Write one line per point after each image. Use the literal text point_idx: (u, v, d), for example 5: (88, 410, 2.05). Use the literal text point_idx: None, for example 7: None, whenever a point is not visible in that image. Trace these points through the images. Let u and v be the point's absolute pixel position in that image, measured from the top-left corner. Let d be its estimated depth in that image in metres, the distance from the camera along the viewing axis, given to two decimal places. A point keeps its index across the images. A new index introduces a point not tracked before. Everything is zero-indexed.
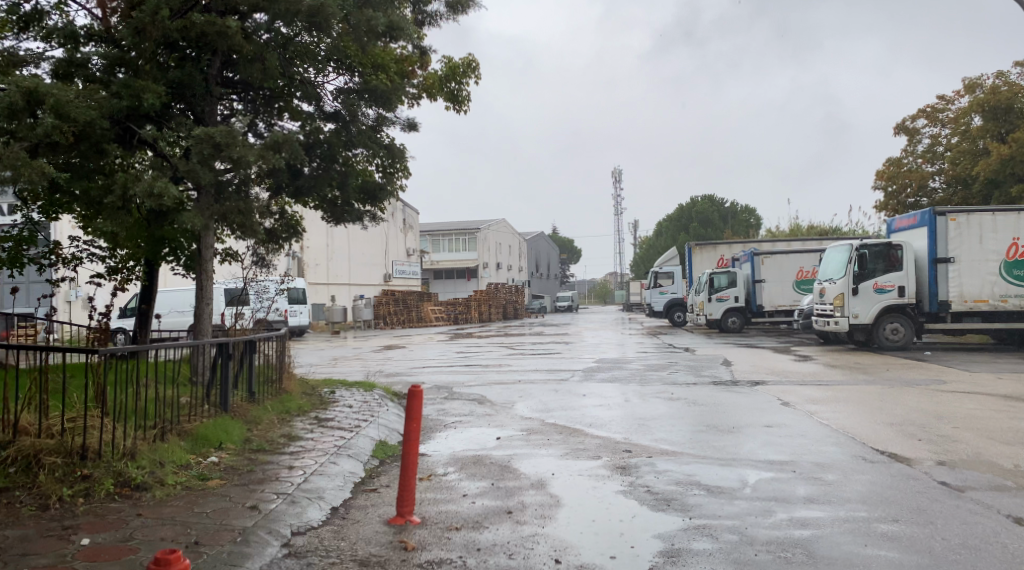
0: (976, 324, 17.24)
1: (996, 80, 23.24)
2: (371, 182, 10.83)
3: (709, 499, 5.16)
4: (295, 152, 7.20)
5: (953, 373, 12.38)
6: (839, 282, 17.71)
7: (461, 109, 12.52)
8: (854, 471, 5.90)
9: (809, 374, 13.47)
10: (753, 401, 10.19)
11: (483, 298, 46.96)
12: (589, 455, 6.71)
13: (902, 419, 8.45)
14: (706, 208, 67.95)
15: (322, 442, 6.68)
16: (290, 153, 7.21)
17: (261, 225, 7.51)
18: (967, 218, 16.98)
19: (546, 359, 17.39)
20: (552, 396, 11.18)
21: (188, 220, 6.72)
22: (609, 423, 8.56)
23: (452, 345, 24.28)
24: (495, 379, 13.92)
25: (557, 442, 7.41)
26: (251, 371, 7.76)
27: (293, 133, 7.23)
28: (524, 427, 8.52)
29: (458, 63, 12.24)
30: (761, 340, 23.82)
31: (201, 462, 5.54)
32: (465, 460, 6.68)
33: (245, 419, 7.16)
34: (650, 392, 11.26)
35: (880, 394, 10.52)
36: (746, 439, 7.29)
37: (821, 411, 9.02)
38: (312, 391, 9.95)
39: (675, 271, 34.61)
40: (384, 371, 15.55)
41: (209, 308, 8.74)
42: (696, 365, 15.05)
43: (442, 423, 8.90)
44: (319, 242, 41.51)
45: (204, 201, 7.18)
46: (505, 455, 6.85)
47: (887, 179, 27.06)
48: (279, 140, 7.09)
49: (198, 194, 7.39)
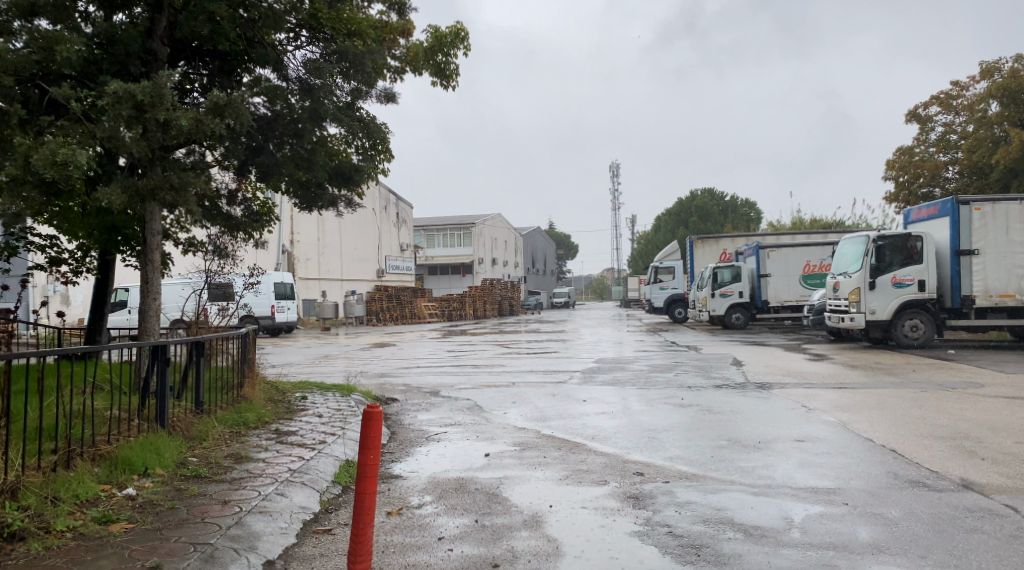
0: (1001, 321, 16.22)
1: (1016, 64, 22.28)
2: (344, 163, 9.76)
3: (749, 545, 4.10)
4: (243, 117, 6.10)
5: (987, 375, 11.35)
6: (855, 276, 16.67)
7: (450, 85, 11.46)
8: (920, 504, 4.84)
9: (828, 375, 12.45)
10: (773, 407, 9.14)
11: (478, 293, 45.95)
12: (594, 480, 5.64)
13: (949, 429, 7.41)
14: (705, 202, 66.95)
15: (273, 464, 5.56)
16: (235, 119, 6.10)
17: (203, 206, 6.34)
18: (992, 208, 15.93)
19: (543, 358, 16.30)
20: (550, 401, 10.11)
21: (106, 197, 5.60)
22: (615, 436, 7.50)
23: (446, 343, 23.24)
24: (488, 380, 12.86)
25: (555, 461, 6.35)
26: (200, 377, 6.66)
27: (240, 94, 6.12)
28: (518, 440, 7.44)
29: (446, 33, 11.15)
30: (768, 338, 22.80)
31: (113, 497, 4.47)
32: (446, 486, 5.62)
33: (186, 436, 6.05)
34: (659, 397, 10.20)
35: (914, 398, 9.49)
36: (777, 458, 6.21)
37: (854, 421, 7.97)
38: (279, 398, 8.82)
39: (676, 266, 33.57)
40: (368, 372, 14.46)
41: (157, 303, 7.60)
42: (704, 365, 13.99)
43: (424, 437, 7.83)
44: (310, 236, 40.38)
45: (134, 177, 6.07)
46: (494, 479, 5.78)
47: (898, 170, 26.02)
48: (221, 101, 5.96)
49: (129, 168, 6.29)
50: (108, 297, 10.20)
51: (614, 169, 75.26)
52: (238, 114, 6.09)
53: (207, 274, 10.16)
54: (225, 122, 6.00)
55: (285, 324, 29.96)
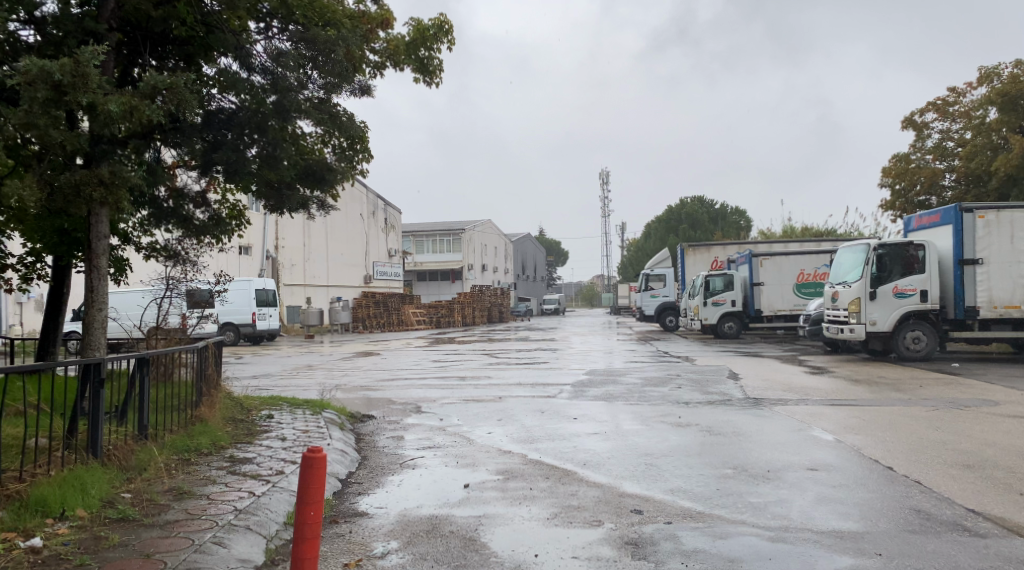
0: (1006, 333, 15.63)
1: (1016, 70, 21.81)
2: (315, 161, 9.11)
3: None
4: (186, 101, 5.61)
5: (999, 392, 10.73)
6: (855, 286, 16.06)
7: (434, 82, 10.79)
8: (965, 555, 4.18)
9: (830, 390, 11.83)
10: (778, 428, 8.49)
11: (466, 300, 45.24)
12: (586, 520, 4.95)
13: (974, 454, 6.78)
14: (695, 210, 66.42)
15: (217, 502, 4.82)
16: (176, 103, 5.63)
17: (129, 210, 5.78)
18: (996, 216, 15.39)
19: (530, 370, 15.58)
20: (537, 419, 9.42)
21: (12, 193, 4.80)
22: (608, 462, 6.82)
23: (432, 352, 22.54)
24: (471, 394, 12.15)
25: (542, 495, 5.66)
26: (145, 398, 5.93)
27: (182, 78, 5.64)
28: (501, 467, 6.74)
29: (429, 26, 10.50)
30: (763, 349, 22.20)
31: (12, 549, 3.76)
32: (418, 527, 4.92)
33: (125, 467, 5.31)
34: (654, 414, 9.52)
35: (926, 418, 8.86)
36: (791, 492, 5.54)
37: (868, 445, 7.31)
38: (241, 419, 8.12)
39: (667, 273, 32.94)
40: (345, 385, 13.70)
41: (104, 314, 6.83)
42: (699, 379, 13.31)
43: (398, 462, 7.12)
44: (295, 241, 39.59)
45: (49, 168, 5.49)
46: (472, 518, 5.08)
47: (894, 177, 25.51)
48: (157, 85, 5.49)
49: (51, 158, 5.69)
50: (64, 307, 9.42)
51: (604, 176, 74.88)
52: (180, 99, 5.61)
53: (168, 281, 9.45)
54: (163, 106, 5.55)
55: (266, 332, 29.15)
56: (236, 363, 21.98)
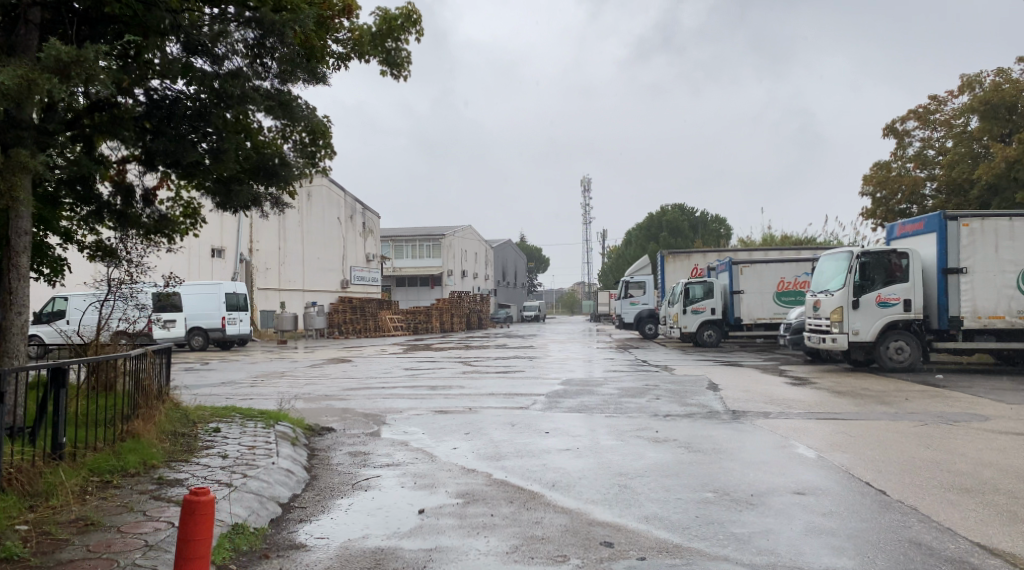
0: (990, 344, 15.28)
1: (998, 78, 21.64)
2: (269, 157, 8.54)
3: None
4: (97, 79, 5.11)
5: (988, 406, 10.32)
6: (837, 295, 15.67)
7: (402, 75, 10.22)
8: None
9: (813, 402, 11.36)
10: (760, 444, 7.98)
11: (445, 306, 44.58)
12: (549, 555, 4.40)
13: (970, 475, 6.31)
14: (676, 218, 66.24)
15: (128, 536, 4.22)
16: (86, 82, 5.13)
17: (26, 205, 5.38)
18: (980, 224, 15.08)
19: (505, 379, 15.02)
20: (506, 433, 8.84)
21: None
22: (580, 484, 6.27)
23: (406, 359, 21.90)
24: (440, 406, 11.55)
25: (503, 523, 5.10)
26: (61, 412, 5.34)
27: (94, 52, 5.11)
28: (462, 489, 6.17)
29: (397, 15, 9.92)
30: (743, 358, 21.76)
31: None
32: (360, 563, 4.34)
33: (28, 493, 4.70)
34: (630, 428, 8.98)
35: (915, 434, 8.40)
36: (778, 521, 5.02)
37: (857, 465, 6.82)
38: (182, 434, 7.46)
39: (647, 281, 32.47)
40: (310, 395, 13.06)
41: (23, 320, 6.19)
42: (679, 389, 12.81)
43: (351, 483, 6.53)
44: (270, 245, 38.85)
45: None
46: (421, 552, 4.52)
47: (875, 185, 25.25)
48: (66, 59, 4.99)
49: None
50: None
51: (585, 182, 74.65)
52: (94, 77, 5.11)
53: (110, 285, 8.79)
54: (69, 84, 5.04)
55: (237, 337, 28.37)
56: (203, 369, 21.24)
